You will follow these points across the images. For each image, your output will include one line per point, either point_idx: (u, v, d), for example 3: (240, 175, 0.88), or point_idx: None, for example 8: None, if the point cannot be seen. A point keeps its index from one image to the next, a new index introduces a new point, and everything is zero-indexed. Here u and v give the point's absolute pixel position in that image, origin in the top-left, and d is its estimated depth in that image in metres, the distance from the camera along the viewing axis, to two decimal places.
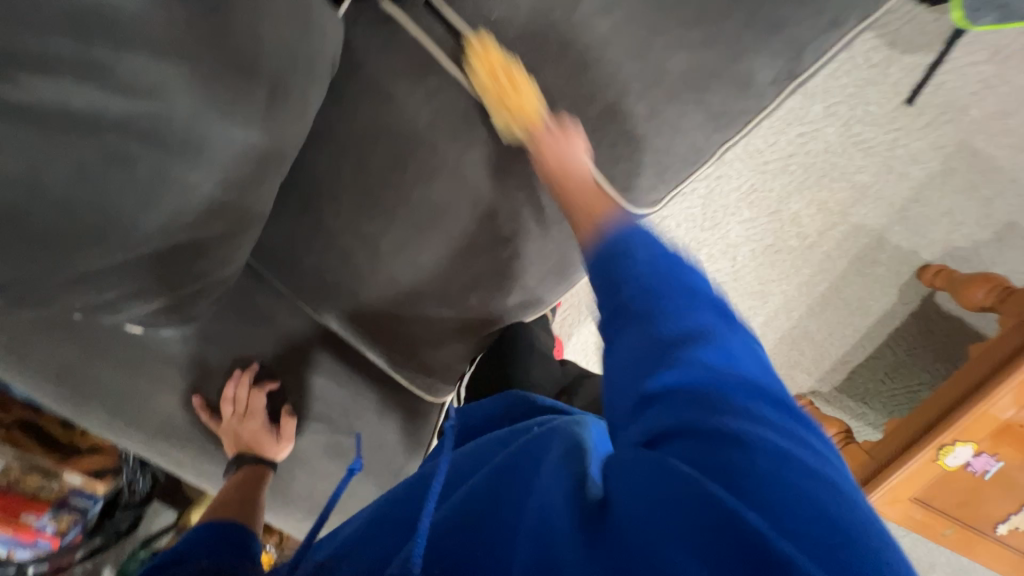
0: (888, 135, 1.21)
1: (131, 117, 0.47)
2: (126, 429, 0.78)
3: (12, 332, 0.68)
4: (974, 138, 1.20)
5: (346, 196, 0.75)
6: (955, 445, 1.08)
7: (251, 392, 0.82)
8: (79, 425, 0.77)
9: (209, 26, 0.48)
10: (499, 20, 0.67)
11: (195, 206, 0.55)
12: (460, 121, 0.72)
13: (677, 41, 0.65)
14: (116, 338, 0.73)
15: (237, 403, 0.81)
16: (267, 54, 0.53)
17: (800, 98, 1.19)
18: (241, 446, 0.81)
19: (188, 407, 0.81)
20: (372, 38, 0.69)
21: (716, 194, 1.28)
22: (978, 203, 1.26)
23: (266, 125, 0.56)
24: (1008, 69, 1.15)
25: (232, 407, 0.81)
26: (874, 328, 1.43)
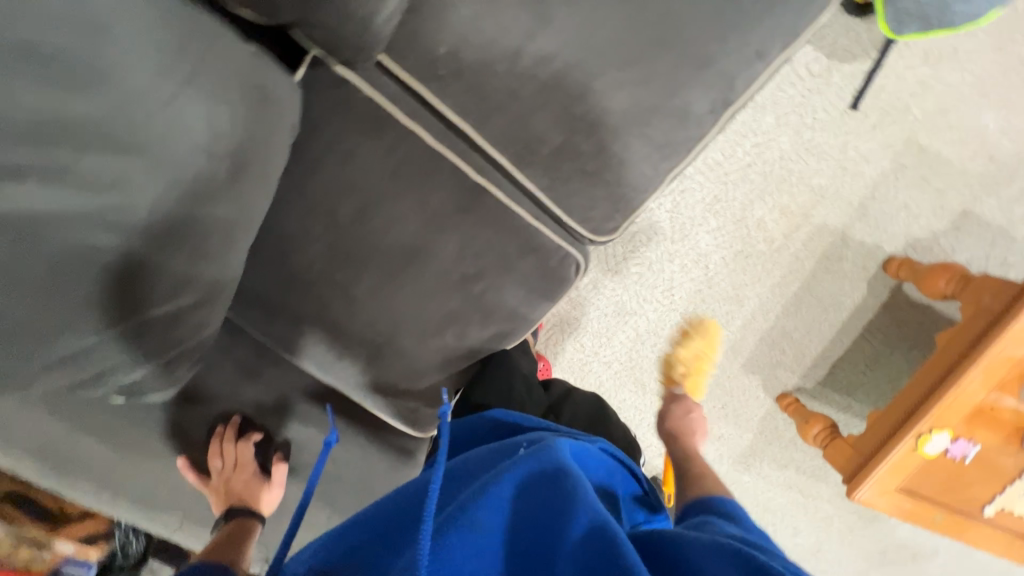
0: (838, 139, 1.26)
1: (96, 209, 0.50)
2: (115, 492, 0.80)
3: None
4: (919, 135, 1.27)
5: (316, 249, 0.77)
6: (932, 433, 1.11)
7: (237, 445, 0.83)
8: (67, 494, 0.79)
9: (164, 117, 0.51)
10: (446, 75, 0.71)
11: (166, 282, 0.58)
12: (420, 170, 0.75)
13: (615, 82, 0.69)
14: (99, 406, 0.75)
15: (225, 457, 0.83)
16: (223, 135, 0.56)
17: (752, 111, 1.24)
18: (232, 499, 0.82)
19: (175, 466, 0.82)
20: (328, 100, 0.72)
21: (683, 208, 1.33)
22: (932, 195, 1.32)
23: (228, 199, 0.59)
24: (941, 70, 1.22)
25: (220, 462, 0.83)
26: (849, 322, 1.47)
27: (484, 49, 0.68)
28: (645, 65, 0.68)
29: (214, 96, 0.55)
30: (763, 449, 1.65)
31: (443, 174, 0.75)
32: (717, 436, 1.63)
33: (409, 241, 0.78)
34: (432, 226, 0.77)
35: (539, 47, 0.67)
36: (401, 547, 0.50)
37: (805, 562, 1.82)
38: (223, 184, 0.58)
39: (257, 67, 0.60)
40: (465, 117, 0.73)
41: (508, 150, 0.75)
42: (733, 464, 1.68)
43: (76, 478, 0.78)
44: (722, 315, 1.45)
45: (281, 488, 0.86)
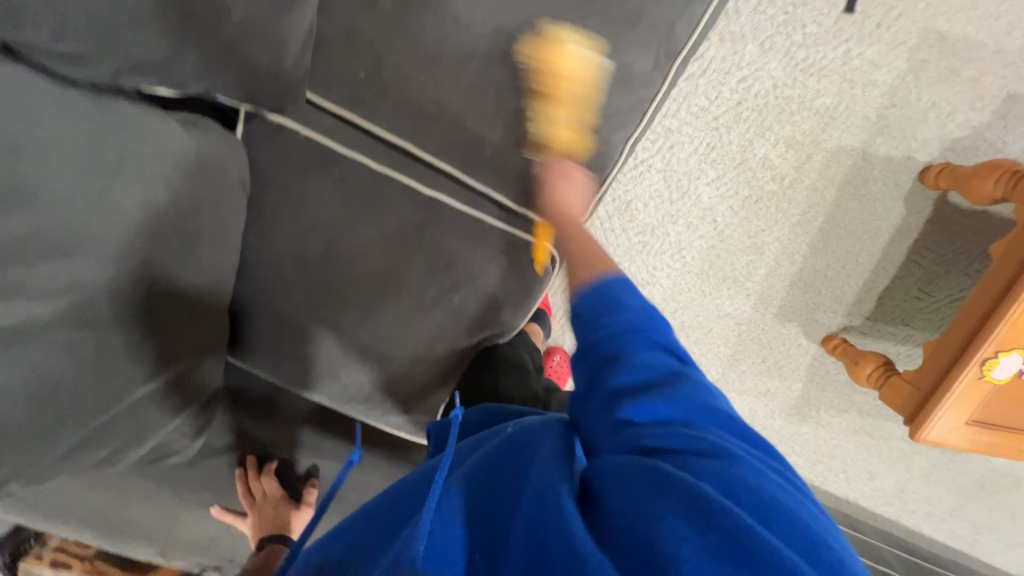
0: (838, 50, 1.12)
1: (61, 312, 0.50)
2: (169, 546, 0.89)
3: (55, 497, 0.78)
4: (937, 22, 1.09)
5: (297, 293, 0.80)
6: (999, 357, 0.98)
7: (262, 479, 0.90)
8: (125, 552, 0.89)
9: (104, 210, 0.52)
10: (373, 98, 0.69)
11: (149, 358, 0.61)
12: (373, 196, 0.75)
13: (542, 64, 0.65)
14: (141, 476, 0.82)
15: (254, 493, 0.90)
16: (167, 210, 0.59)
17: (729, 43, 1.12)
18: (267, 528, 0.88)
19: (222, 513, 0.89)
20: (271, 151, 0.73)
21: (675, 165, 1.23)
22: (965, 86, 1.14)
23: (189, 267, 0.63)
24: None
25: (251, 497, 0.90)
26: (891, 247, 1.32)
27: (402, 63, 0.66)
28: (569, 38, 0.63)
29: (148, 177, 0.56)
30: (818, 397, 1.55)
31: (397, 196, 0.75)
32: (765, 392, 1.54)
33: (380, 267, 0.79)
34: (399, 249, 0.78)
35: (455, 48, 0.65)
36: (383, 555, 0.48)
37: (890, 506, 1.69)
38: (179, 254, 0.61)
39: (187, 137, 0.61)
40: (403, 136, 0.72)
41: (453, 158, 0.73)
42: (788, 417, 1.58)
43: (135, 537, 0.86)
44: (742, 267, 1.35)
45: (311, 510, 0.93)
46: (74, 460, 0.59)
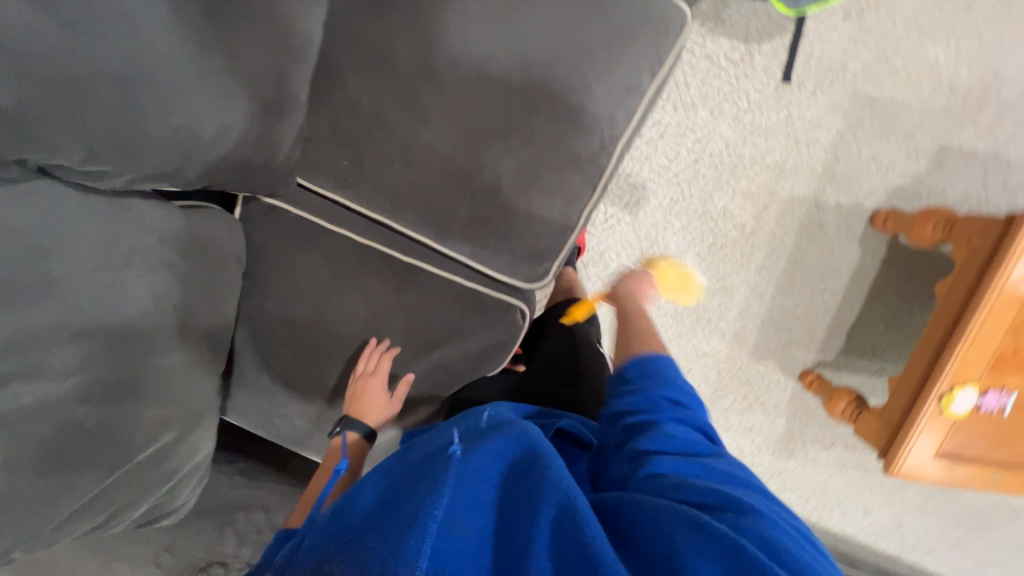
0: (780, 114, 1.24)
1: (66, 390, 0.55)
2: None
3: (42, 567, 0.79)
4: (866, 87, 1.22)
5: (287, 354, 0.86)
6: (955, 392, 1.03)
7: (381, 357, 0.86)
8: None
9: (111, 294, 0.58)
10: (354, 181, 0.78)
11: (147, 426, 0.64)
12: (356, 264, 0.83)
13: (502, 150, 0.74)
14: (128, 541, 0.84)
15: (367, 364, 0.86)
16: (168, 290, 0.65)
17: (683, 111, 1.25)
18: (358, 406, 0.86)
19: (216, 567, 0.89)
20: (264, 228, 0.82)
21: (643, 217, 1.33)
22: (900, 140, 1.26)
23: (187, 339, 0.68)
24: (868, 21, 1.18)
25: (362, 366, 0.86)
26: (853, 286, 1.40)
27: (381, 153, 0.75)
28: (523, 128, 0.73)
29: (153, 264, 0.63)
30: (802, 432, 1.57)
31: (378, 263, 0.83)
32: (750, 429, 1.56)
33: (363, 327, 0.85)
34: (381, 310, 0.85)
35: (426, 139, 0.74)
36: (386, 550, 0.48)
37: (890, 542, 1.67)
38: (180, 329, 0.67)
39: (190, 223, 0.69)
40: (382, 212, 0.80)
41: (428, 229, 0.81)
42: (776, 453, 1.59)
43: None
44: (714, 308, 1.42)
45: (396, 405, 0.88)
46: (62, 533, 0.59)
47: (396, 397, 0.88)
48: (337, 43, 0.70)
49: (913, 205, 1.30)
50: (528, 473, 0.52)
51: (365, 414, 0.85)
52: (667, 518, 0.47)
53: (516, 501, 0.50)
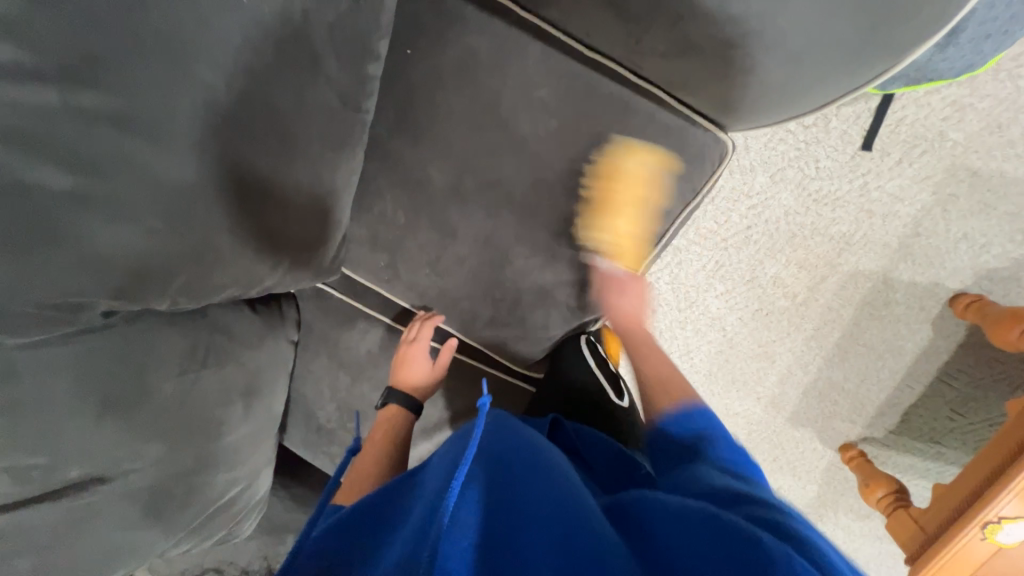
0: (855, 183, 1.12)
1: (160, 469, 0.71)
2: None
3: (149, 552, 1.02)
4: (967, 158, 1.06)
5: (329, 407, 1.00)
6: (1003, 522, 0.95)
7: (423, 324, 0.86)
8: None
9: (191, 396, 0.72)
10: (388, 279, 0.85)
11: (220, 486, 0.80)
12: (392, 342, 0.93)
13: (525, 266, 0.78)
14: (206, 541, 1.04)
15: (410, 336, 0.87)
16: (236, 381, 0.78)
17: (740, 175, 1.16)
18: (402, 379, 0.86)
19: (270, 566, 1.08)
20: (313, 306, 0.93)
21: (684, 278, 1.28)
22: (1003, 219, 1.09)
23: (251, 416, 0.81)
24: (983, 82, 1.01)
25: (406, 338, 0.87)
26: (917, 368, 1.27)
27: (412, 258, 0.82)
28: (546, 249, 0.76)
29: (225, 362, 0.76)
30: (836, 501, 1.47)
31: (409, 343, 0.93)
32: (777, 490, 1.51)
33: None
34: None
35: (455, 252, 0.79)
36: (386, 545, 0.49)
37: None
38: (245, 409, 0.80)
39: (258, 317, 0.81)
40: (412, 304, 0.88)
41: (453, 322, 0.87)
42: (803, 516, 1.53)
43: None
44: (752, 373, 1.36)
45: (442, 367, 0.87)
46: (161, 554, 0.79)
47: (440, 363, 0.87)
48: (376, 165, 0.75)
49: (1006, 292, 1.14)
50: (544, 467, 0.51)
51: (405, 382, 0.86)
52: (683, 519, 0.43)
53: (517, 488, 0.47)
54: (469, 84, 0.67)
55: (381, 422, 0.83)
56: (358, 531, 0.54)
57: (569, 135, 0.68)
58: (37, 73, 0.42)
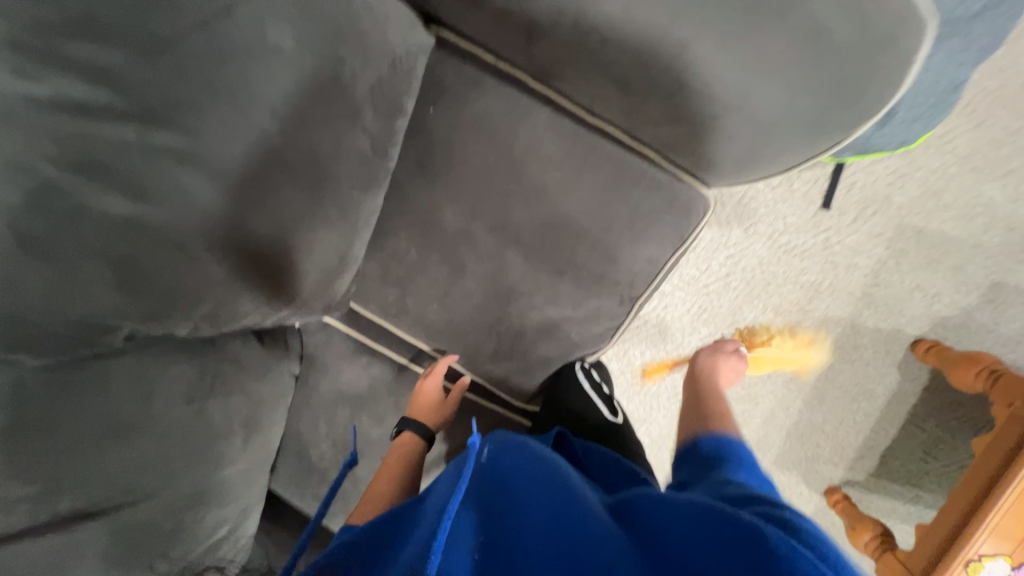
0: (819, 237, 1.24)
1: (151, 505, 0.68)
2: None
3: None
4: (911, 219, 1.21)
5: (324, 444, 0.98)
6: (984, 560, 0.98)
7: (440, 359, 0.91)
8: None
9: (193, 426, 0.71)
10: (396, 312, 0.89)
11: (209, 527, 0.76)
12: (394, 376, 0.95)
13: (528, 302, 0.84)
14: None
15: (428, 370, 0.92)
16: (238, 413, 0.77)
17: (717, 228, 1.27)
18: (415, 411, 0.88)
19: None
20: (318, 339, 0.94)
21: (670, 321, 1.34)
22: (947, 273, 1.23)
23: (248, 450, 0.80)
24: (917, 155, 1.17)
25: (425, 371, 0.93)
26: (888, 410, 1.34)
27: (421, 293, 0.86)
28: (549, 286, 0.82)
29: (230, 392, 0.76)
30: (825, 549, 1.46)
31: (411, 378, 0.95)
32: None
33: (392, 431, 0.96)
34: None
35: (463, 288, 0.84)
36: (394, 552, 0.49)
37: None
38: (244, 443, 0.79)
39: (265, 348, 0.82)
40: (417, 337, 0.91)
41: (456, 356, 0.90)
42: None
43: None
44: (737, 415, 1.40)
45: (453, 403, 0.90)
46: None
47: (452, 399, 0.90)
48: (394, 206, 0.81)
49: (960, 339, 1.25)
50: (538, 478, 0.52)
51: (421, 412, 0.87)
52: (692, 510, 0.46)
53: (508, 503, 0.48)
54: (484, 138, 0.76)
55: (392, 453, 0.84)
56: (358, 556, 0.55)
57: (572, 186, 0.76)
58: (124, 112, 0.47)
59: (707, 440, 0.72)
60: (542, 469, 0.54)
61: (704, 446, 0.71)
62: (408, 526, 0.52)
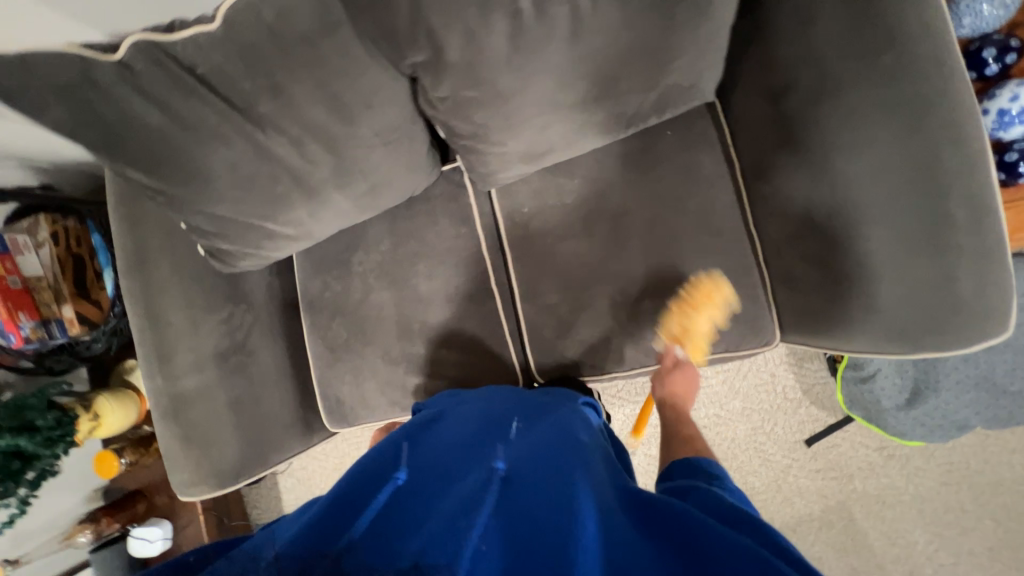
0: (784, 458, 1.41)
1: (289, 165, 0.80)
2: (134, 304, 0.93)
3: (138, 210, 0.92)
4: (853, 506, 1.38)
5: (374, 255, 1.10)
6: None
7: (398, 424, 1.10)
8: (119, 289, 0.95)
9: (361, 150, 0.84)
10: (518, 221, 1.04)
11: (289, 218, 0.87)
12: (466, 258, 1.07)
13: (607, 294, 0.99)
14: (181, 250, 0.94)
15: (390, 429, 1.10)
16: (380, 173, 0.89)
17: (727, 389, 1.44)
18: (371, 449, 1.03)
19: (190, 327, 0.94)
20: (444, 189, 1.08)
21: (636, 421, 1.48)
22: (845, 567, 1.38)
23: (356, 201, 0.92)
24: (893, 466, 1.36)
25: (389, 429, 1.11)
26: None
27: (547, 226, 1.02)
28: (630, 298, 0.98)
29: (394, 157, 0.89)
30: None
31: (476, 271, 1.07)
32: None
33: (428, 292, 1.08)
34: (449, 294, 1.08)
35: (576, 248, 1.00)
36: (413, 523, 0.56)
37: None
38: (359, 194, 0.90)
39: (431, 159, 0.95)
40: (510, 250, 1.05)
41: (523, 286, 1.04)
42: None
43: (136, 283, 0.93)
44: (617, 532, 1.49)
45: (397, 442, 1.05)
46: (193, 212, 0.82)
47: None
48: (588, 163, 1.00)
49: None
50: (569, 473, 0.62)
51: None
52: (736, 551, 0.49)
53: (523, 524, 0.55)
54: (681, 180, 0.96)
55: None
56: (385, 514, 0.58)
57: (705, 254, 0.95)
58: None
59: (681, 462, 0.78)
60: (552, 462, 0.64)
61: (677, 468, 0.77)
62: (413, 506, 0.59)
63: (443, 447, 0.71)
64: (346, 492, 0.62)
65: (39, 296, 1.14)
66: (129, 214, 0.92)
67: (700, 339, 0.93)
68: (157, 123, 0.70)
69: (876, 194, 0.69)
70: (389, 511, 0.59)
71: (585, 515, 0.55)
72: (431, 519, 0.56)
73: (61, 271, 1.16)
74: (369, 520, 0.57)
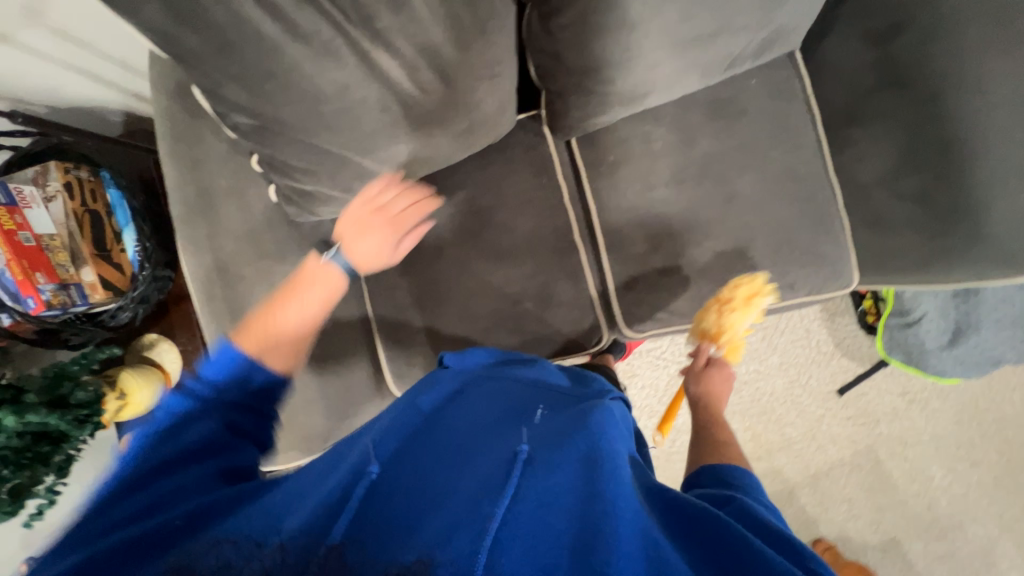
0: (818, 408, 1.49)
1: (399, 94, 0.75)
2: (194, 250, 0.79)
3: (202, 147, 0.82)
4: (879, 449, 1.49)
5: (447, 208, 1.03)
6: None
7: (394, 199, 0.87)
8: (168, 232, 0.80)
9: (470, 81, 0.79)
10: (601, 170, 1.02)
11: (385, 155, 0.82)
12: (547, 209, 1.03)
13: (694, 241, 0.99)
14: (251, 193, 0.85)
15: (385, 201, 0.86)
16: (480, 110, 0.84)
17: (766, 346, 1.50)
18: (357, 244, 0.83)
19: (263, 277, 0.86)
20: (522, 137, 1.03)
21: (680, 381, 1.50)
22: (872, 505, 1.48)
23: (450, 141, 0.86)
24: (913, 410, 1.48)
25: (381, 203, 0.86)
26: None
27: (632, 175, 1.01)
28: (718, 245, 0.99)
29: (495, 92, 0.84)
30: None
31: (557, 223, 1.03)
32: None
33: (506, 245, 1.03)
34: (528, 247, 1.03)
35: (663, 196, 1.00)
36: (416, 517, 0.47)
37: None
38: (454, 132, 0.85)
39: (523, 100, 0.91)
40: (593, 200, 1.03)
41: (607, 236, 1.03)
42: None
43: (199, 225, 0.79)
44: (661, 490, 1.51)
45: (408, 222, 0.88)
46: (286, 144, 0.75)
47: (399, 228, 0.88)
48: (674, 111, 0.99)
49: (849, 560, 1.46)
50: (597, 466, 0.53)
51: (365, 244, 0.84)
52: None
53: (547, 520, 0.46)
54: (767, 127, 0.97)
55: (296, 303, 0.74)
56: (376, 505, 0.48)
57: (792, 199, 0.97)
58: None
59: (712, 468, 0.70)
60: (578, 450, 0.56)
61: (707, 474, 0.69)
62: (411, 495, 0.50)
63: (445, 428, 0.62)
64: (322, 479, 0.51)
65: (53, 257, 0.99)
66: (189, 149, 0.81)
67: (732, 335, 0.93)
68: (271, 32, 0.62)
69: (990, 121, 0.77)
70: (382, 499, 0.49)
71: (618, 518, 0.46)
72: (435, 513, 0.46)
73: (79, 228, 1.02)
74: (352, 513, 0.46)
